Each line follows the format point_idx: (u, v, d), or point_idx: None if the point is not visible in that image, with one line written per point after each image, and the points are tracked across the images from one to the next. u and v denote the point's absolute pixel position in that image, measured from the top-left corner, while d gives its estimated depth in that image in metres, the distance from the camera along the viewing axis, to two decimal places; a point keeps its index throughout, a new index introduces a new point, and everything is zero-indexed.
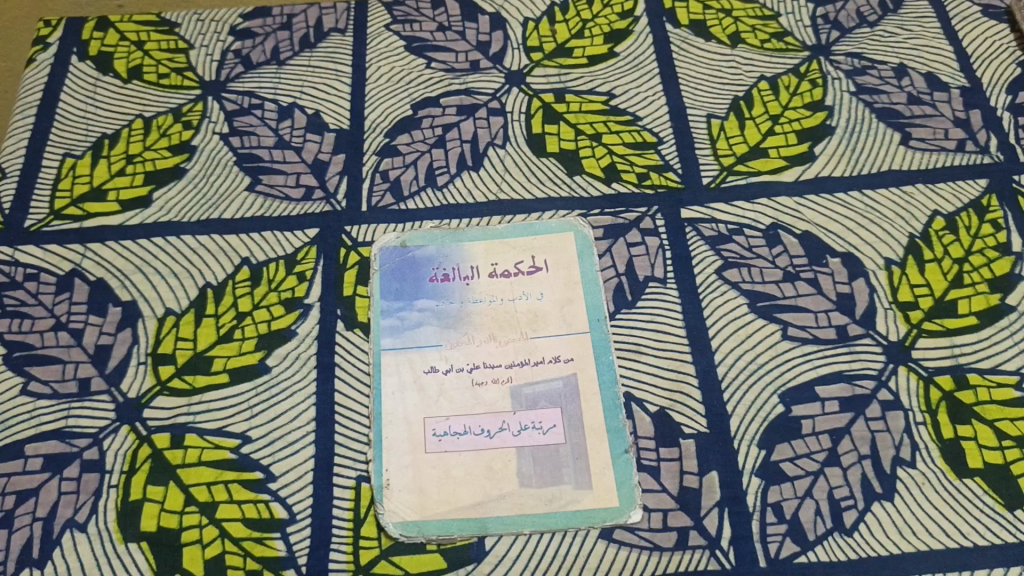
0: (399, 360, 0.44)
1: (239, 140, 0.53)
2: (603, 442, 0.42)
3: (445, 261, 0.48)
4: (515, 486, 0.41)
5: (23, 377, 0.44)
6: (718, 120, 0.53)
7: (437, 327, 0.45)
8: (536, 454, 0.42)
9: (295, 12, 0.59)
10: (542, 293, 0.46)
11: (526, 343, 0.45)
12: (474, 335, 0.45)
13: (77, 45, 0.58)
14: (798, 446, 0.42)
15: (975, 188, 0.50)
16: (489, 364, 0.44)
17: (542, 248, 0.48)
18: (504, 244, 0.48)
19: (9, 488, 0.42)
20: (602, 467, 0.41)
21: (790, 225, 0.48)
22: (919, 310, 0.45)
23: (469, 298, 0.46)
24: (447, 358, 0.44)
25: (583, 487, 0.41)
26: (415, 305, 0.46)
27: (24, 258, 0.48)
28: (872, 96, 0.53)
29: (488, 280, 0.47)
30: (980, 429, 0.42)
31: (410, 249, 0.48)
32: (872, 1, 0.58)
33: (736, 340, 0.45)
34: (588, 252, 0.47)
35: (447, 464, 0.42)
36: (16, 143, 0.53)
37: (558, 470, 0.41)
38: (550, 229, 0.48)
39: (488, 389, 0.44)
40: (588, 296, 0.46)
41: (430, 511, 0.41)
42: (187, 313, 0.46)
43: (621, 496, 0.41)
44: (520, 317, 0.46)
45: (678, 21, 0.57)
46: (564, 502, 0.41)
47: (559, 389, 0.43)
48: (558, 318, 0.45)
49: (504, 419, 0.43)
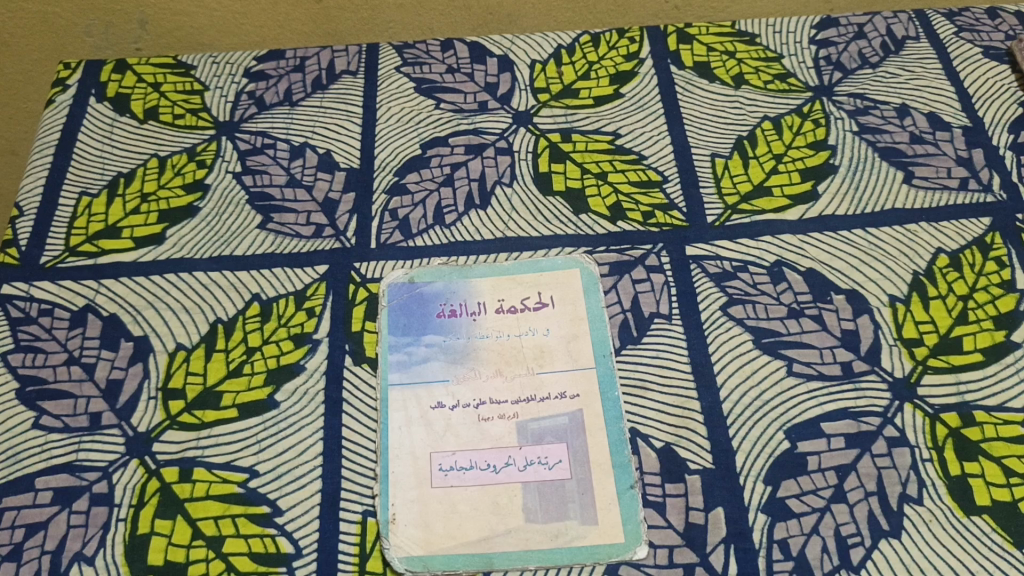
0: (407, 395, 0.45)
1: (252, 178, 0.54)
2: (609, 478, 0.42)
3: (452, 296, 0.48)
4: (521, 522, 0.41)
5: (35, 411, 0.45)
6: (722, 159, 0.53)
7: (444, 362, 0.46)
8: (542, 489, 0.42)
9: (308, 55, 0.61)
10: (547, 329, 0.47)
11: (532, 378, 0.45)
12: (480, 371, 0.45)
13: (95, 87, 0.60)
14: (804, 482, 0.42)
15: (978, 226, 0.50)
16: (495, 400, 0.45)
17: (548, 284, 0.48)
18: (511, 280, 0.49)
19: (18, 522, 0.42)
20: (607, 504, 0.41)
21: (795, 262, 0.49)
22: (923, 347, 0.46)
23: (476, 334, 0.47)
24: (453, 394, 0.45)
25: (589, 523, 0.41)
26: (422, 341, 0.47)
27: (39, 294, 0.49)
28: (875, 135, 0.54)
29: (495, 316, 0.47)
30: (987, 466, 0.42)
31: (418, 285, 0.49)
32: (873, 44, 0.59)
33: (741, 376, 0.45)
34: (594, 288, 0.48)
35: (453, 498, 0.42)
36: (34, 182, 0.54)
37: (564, 506, 0.42)
38: (556, 266, 0.49)
39: (494, 424, 0.44)
40: (594, 331, 0.46)
41: (436, 547, 0.41)
42: (198, 348, 0.47)
43: (627, 531, 0.41)
44: (527, 352, 0.46)
45: (682, 63, 0.59)
46: (570, 538, 0.41)
47: (565, 424, 0.44)
48: (563, 354, 0.46)
49: (511, 454, 0.43)
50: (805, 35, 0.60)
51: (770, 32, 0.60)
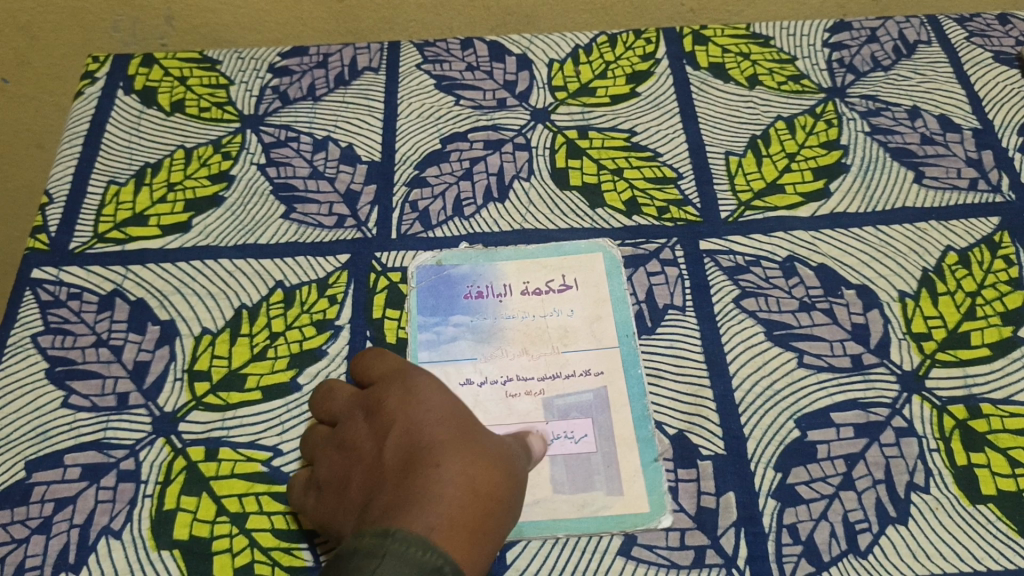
0: (435, 372, 0.46)
1: (276, 170, 0.55)
2: (633, 452, 0.43)
3: (479, 279, 0.49)
4: (549, 493, 0.42)
5: (64, 391, 0.46)
6: (735, 157, 0.54)
7: (472, 341, 0.47)
8: (569, 462, 0.43)
9: (331, 52, 0.62)
10: (572, 310, 0.48)
11: (557, 357, 0.46)
12: (507, 350, 0.47)
13: (123, 80, 0.61)
14: (813, 469, 0.43)
15: (987, 225, 0.51)
16: (522, 376, 0.46)
17: (572, 267, 0.50)
18: (535, 264, 0.50)
19: (47, 496, 0.43)
20: (632, 475, 0.43)
21: (806, 257, 0.50)
22: (932, 341, 0.47)
23: (502, 314, 0.48)
24: (481, 371, 0.46)
25: (615, 493, 0.42)
26: (449, 320, 0.48)
27: (68, 278, 0.51)
28: (886, 136, 0.55)
29: (520, 297, 0.49)
30: (993, 457, 0.43)
31: (446, 268, 0.50)
32: (885, 47, 0.60)
33: (752, 366, 0.46)
34: (616, 271, 0.49)
35: None
36: (64, 171, 0.56)
37: (591, 478, 0.43)
38: (580, 250, 0.50)
39: (521, 400, 0.45)
40: (617, 312, 0.48)
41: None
42: (222, 332, 0.48)
43: (652, 502, 0.42)
44: (551, 332, 0.47)
45: (698, 64, 0.60)
46: (596, 509, 0.42)
47: (590, 401, 0.45)
48: (587, 334, 0.47)
49: (538, 428, 0.44)
50: (819, 38, 0.61)
51: (784, 35, 0.61)
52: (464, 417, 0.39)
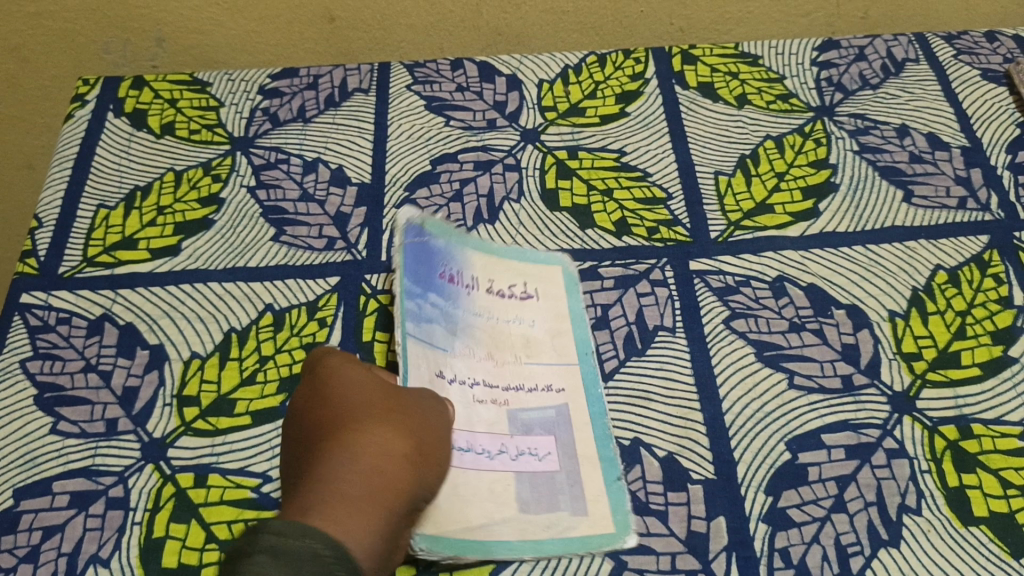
0: (420, 349, 0.45)
1: (266, 193, 0.55)
2: (595, 473, 0.43)
3: (451, 264, 0.49)
4: (516, 512, 0.42)
5: (52, 417, 0.46)
6: (725, 177, 0.55)
7: (446, 329, 0.46)
8: (535, 479, 0.43)
9: (321, 73, 0.62)
10: (533, 321, 0.48)
11: (519, 368, 0.46)
12: (473, 351, 0.46)
13: (113, 102, 0.61)
14: (805, 492, 0.43)
15: (977, 243, 0.51)
16: (489, 384, 0.45)
17: (533, 276, 0.50)
18: (503, 264, 0.50)
19: (35, 524, 0.43)
20: (598, 496, 0.42)
21: (796, 277, 0.50)
22: (922, 361, 0.47)
23: (471, 310, 0.48)
24: (456, 365, 0.45)
25: (580, 514, 0.42)
26: (429, 297, 0.47)
27: (57, 303, 0.51)
28: (875, 155, 0.55)
29: (486, 296, 0.48)
30: (984, 478, 0.43)
31: (428, 236, 0.50)
32: (874, 65, 0.60)
33: (743, 388, 0.46)
34: (574, 289, 0.50)
35: (454, 479, 0.42)
36: (53, 194, 0.56)
37: (555, 497, 0.42)
38: (538, 259, 0.51)
39: (486, 410, 0.45)
40: (577, 330, 0.48)
41: (444, 528, 0.40)
42: (212, 356, 0.48)
43: (617, 523, 0.42)
44: (516, 340, 0.47)
45: (687, 83, 0.60)
46: (561, 530, 0.41)
47: (552, 417, 0.45)
48: (548, 349, 0.47)
49: (504, 442, 0.44)
50: (807, 57, 0.61)
51: (773, 54, 0.62)
52: (368, 388, 0.40)
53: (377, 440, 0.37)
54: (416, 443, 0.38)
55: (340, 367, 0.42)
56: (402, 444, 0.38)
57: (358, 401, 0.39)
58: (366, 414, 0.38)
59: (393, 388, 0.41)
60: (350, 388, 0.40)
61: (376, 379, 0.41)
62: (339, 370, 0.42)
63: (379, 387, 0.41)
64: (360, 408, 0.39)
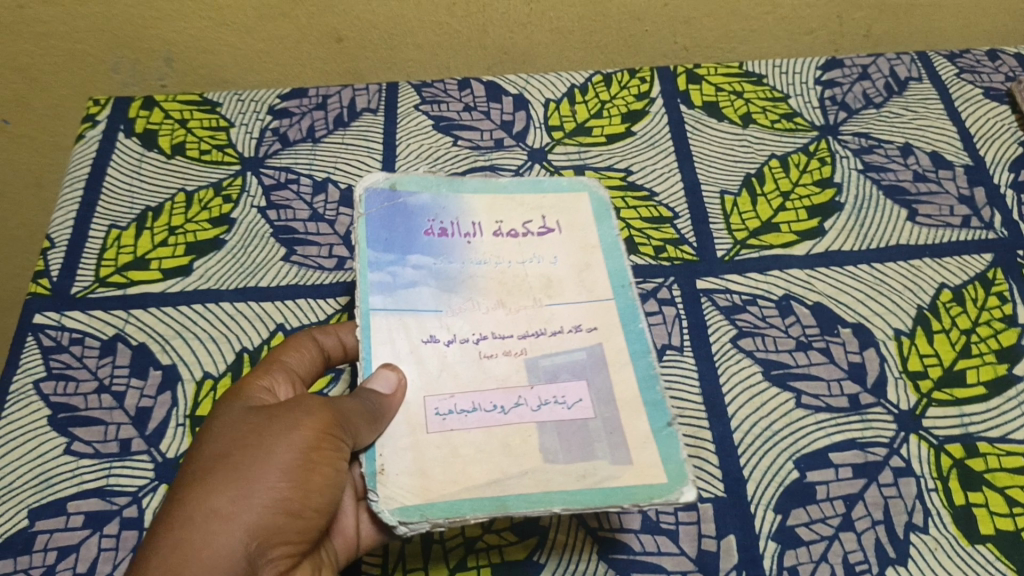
0: (392, 323, 0.42)
1: (276, 213, 0.56)
2: (641, 417, 0.39)
3: (441, 214, 0.46)
4: (539, 463, 0.38)
5: (67, 437, 0.47)
6: (731, 196, 0.55)
7: (435, 290, 0.43)
8: (561, 429, 0.39)
9: (330, 94, 0.63)
10: (554, 258, 0.45)
11: (540, 312, 0.43)
12: (479, 302, 0.43)
13: (124, 123, 0.62)
14: (813, 510, 0.43)
15: (981, 262, 0.51)
16: (498, 335, 0.42)
17: (551, 208, 0.47)
18: (508, 200, 0.47)
19: (50, 544, 0.43)
20: (641, 442, 0.38)
21: (802, 295, 0.50)
22: (928, 379, 0.47)
23: (471, 260, 0.44)
24: (447, 327, 0.42)
25: (620, 462, 0.38)
26: (408, 261, 0.44)
27: (70, 323, 0.51)
28: (879, 173, 0.56)
29: (492, 238, 0.45)
30: (990, 496, 0.43)
31: (400, 193, 0.46)
32: (877, 84, 0.61)
33: (751, 407, 0.46)
34: (605, 216, 0.47)
35: (453, 443, 0.39)
36: (65, 215, 0.56)
37: (590, 445, 0.39)
38: (563, 188, 0.48)
39: (499, 361, 0.41)
40: (609, 261, 0.45)
41: (434, 495, 0.37)
42: (224, 376, 0.48)
43: (669, 471, 0.38)
44: (532, 283, 0.44)
45: (692, 103, 0.61)
46: (601, 479, 0.38)
47: (582, 360, 0.41)
48: (575, 284, 0.44)
49: (521, 394, 0.40)
50: (811, 76, 0.62)
51: (777, 73, 0.62)
52: (248, 421, 0.37)
53: (223, 502, 0.34)
54: (280, 494, 0.35)
55: (236, 395, 0.39)
56: (257, 500, 0.35)
57: (228, 440, 0.36)
58: (225, 463, 0.35)
59: (277, 414, 0.37)
60: (230, 422, 0.37)
61: (263, 406, 0.38)
62: (234, 399, 0.39)
63: (261, 417, 0.37)
64: (222, 452, 0.36)
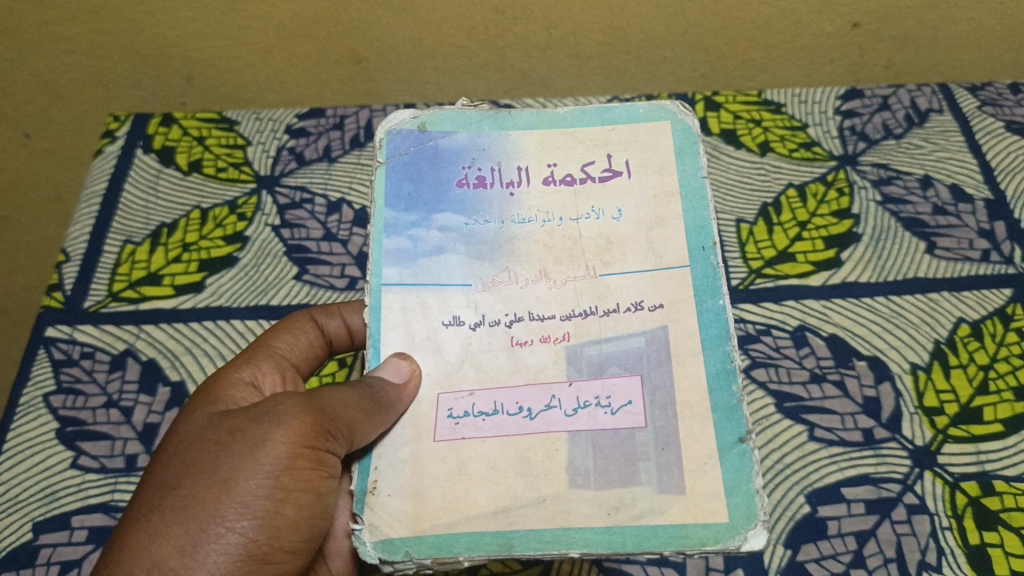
0: (407, 301, 0.37)
1: (290, 231, 0.56)
2: (709, 426, 0.34)
3: (479, 158, 0.40)
4: (564, 488, 0.33)
5: (73, 451, 0.47)
6: (746, 225, 0.55)
7: (464, 258, 0.38)
8: (597, 440, 0.34)
9: (347, 114, 0.62)
10: (619, 211, 0.38)
11: (594, 283, 0.37)
12: (519, 273, 0.37)
13: (142, 139, 0.61)
14: (824, 546, 0.43)
15: (999, 297, 0.51)
16: (537, 316, 0.37)
17: (619, 143, 0.40)
18: (564, 135, 0.41)
19: (53, 559, 0.44)
20: (700, 464, 0.33)
21: (817, 327, 0.50)
22: (944, 416, 0.46)
23: (511, 217, 0.39)
24: (475, 306, 0.37)
25: (668, 491, 0.33)
26: (433, 222, 0.39)
27: (81, 337, 0.51)
28: (898, 206, 0.55)
29: (542, 187, 0.39)
30: (1006, 536, 0.43)
31: (430, 134, 0.41)
32: (898, 115, 0.60)
33: (763, 438, 0.46)
34: (691, 153, 0.40)
35: (463, 454, 0.34)
36: (81, 229, 0.57)
37: (632, 464, 0.34)
38: (639, 116, 0.41)
39: (534, 349, 0.36)
40: (689, 213, 0.38)
41: (426, 524, 0.33)
42: None
43: (732, 508, 0.32)
44: (588, 245, 0.38)
45: (709, 130, 0.60)
46: (639, 513, 0.33)
47: (640, 349, 0.35)
48: (641, 245, 0.37)
49: (555, 392, 0.35)
50: (831, 105, 0.61)
51: (796, 102, 0.61)
52: (205, 441, 0.35)
53: (170, 550, 0.32)
54: (241, 534, 0.33)
55: (203, 403, 0.38)
56: (214, 543, 0.33)
57: (182, 468, 0.34)
58: (175, 499, 0.33)
59: (239, 430, 0.35)
60: (187, 442, 0.35)
61: (227, 417, 0.36)
62: (199, 408, 0.37)
63: (220, 436, 0.35)
64: (173, 485, 0.34)
